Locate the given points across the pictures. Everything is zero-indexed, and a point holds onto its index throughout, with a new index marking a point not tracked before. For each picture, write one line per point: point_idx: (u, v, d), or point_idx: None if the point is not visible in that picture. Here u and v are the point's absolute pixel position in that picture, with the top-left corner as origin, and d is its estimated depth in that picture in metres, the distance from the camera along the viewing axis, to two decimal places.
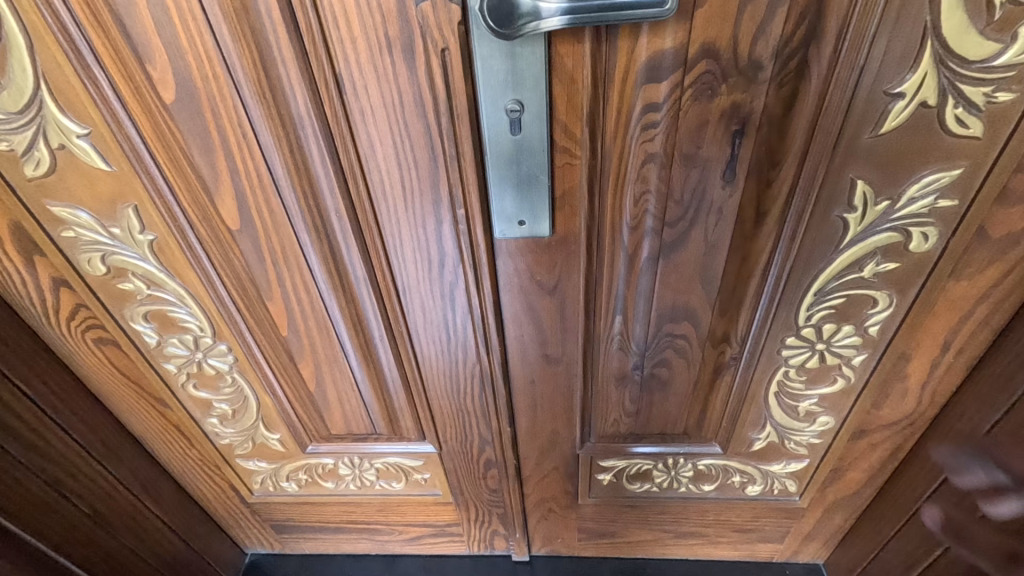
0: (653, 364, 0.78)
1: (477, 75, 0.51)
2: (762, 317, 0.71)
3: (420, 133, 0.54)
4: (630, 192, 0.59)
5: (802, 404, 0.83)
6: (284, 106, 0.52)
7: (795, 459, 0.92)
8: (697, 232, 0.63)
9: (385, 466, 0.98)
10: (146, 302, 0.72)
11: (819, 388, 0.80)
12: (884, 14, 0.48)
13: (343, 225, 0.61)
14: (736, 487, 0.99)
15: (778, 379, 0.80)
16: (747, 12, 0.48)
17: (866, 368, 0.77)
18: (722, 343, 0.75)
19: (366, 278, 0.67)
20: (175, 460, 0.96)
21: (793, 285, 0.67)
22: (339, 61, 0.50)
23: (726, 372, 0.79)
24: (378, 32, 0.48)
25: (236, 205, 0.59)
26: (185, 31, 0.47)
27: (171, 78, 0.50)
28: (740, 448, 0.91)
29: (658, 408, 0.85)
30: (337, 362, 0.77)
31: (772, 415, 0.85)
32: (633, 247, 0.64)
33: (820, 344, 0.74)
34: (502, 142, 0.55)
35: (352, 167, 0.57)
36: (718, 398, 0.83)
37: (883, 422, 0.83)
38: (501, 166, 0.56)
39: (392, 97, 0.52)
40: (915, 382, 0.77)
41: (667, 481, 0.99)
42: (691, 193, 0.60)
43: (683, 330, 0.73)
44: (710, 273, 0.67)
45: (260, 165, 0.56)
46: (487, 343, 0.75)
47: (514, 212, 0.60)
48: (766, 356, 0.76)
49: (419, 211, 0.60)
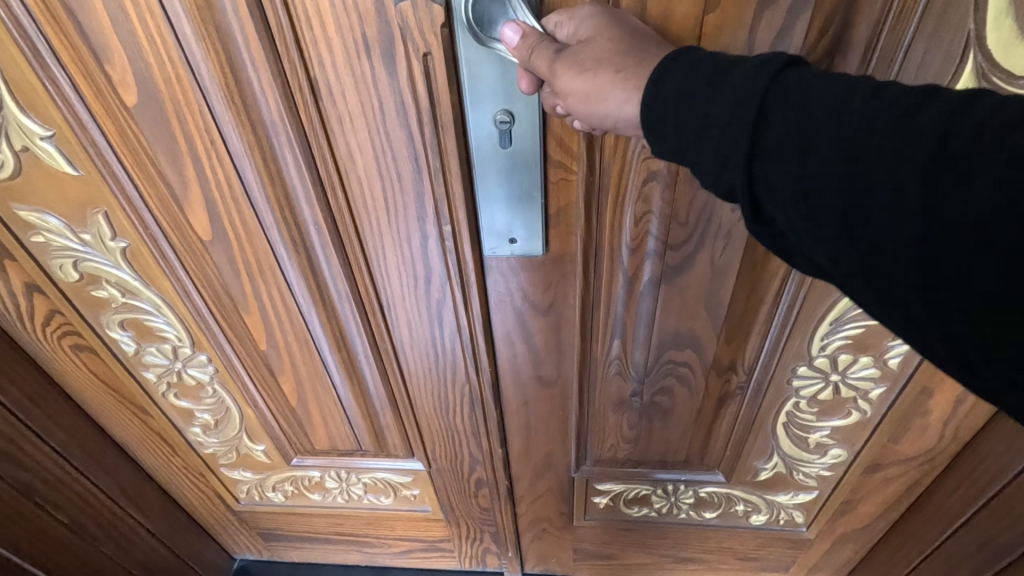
0: (653, 390, 0.73)
1: (464, 84, 0.46)
2: (773, 347, 0.66)
3: (402, 142, 0.50)
4: (632, 210, 0.55)
5: (812, 435, 0.78)
6: (254, 112, 0.48)
7: (803, 490, 0.87)
8: (703, 254, 0.58)
9: (373, 481, 0.95)
10: (122, 310, 0.69)
11: (831, 421, 0.75)
12: (923, 21, 0.43)
13: (322, 236, 0.57)
14: (740, 515, 0.94)
15: (788, 410, 0.75)
16: (764, 19, 0.45)
17: (884, 401, 0.72)
18: (728, 371, 0.70)
19: (349, 294, 0.63)
20: (159, 467, 0.94)
21: (807, 313, 0.62)
22: (314, 65, 0.46)
23: (732, 400, 0.74)
24: (355, 33, 0.44)
25: (207, 216, 0.55)
26: (145, 31, 0.43)
27: (132, 80, 0.46)
28: (745, 477, 0.86)
29: (657, 435, 0.80)
30: (319, 376, 0.72)
31: (779, 445, 0.80)
32: (633, 268, 0.59)
33: (834, 375, 0.69)
34: (493, 155, 0.50)
35: (330, 177, 0.53)
36: (722, 425, 0.78)
37: (900, 457, 0.78)
38: (492, 180, 0.52)
39: (371, 103, 0.48)
40: (937, 417, 0.72)
41: (666, 507, 0.94)
42: (696, 214, 0.55)
43: (685, 357, 0.69)
44: (716, 299, 0.62)
45: (231, 175, 0.52)
46: (477, 362, 0.71)
47: (504, 228, 0.56)
48: (775, 385, 0.71)
49: (403, 224, 0.56)
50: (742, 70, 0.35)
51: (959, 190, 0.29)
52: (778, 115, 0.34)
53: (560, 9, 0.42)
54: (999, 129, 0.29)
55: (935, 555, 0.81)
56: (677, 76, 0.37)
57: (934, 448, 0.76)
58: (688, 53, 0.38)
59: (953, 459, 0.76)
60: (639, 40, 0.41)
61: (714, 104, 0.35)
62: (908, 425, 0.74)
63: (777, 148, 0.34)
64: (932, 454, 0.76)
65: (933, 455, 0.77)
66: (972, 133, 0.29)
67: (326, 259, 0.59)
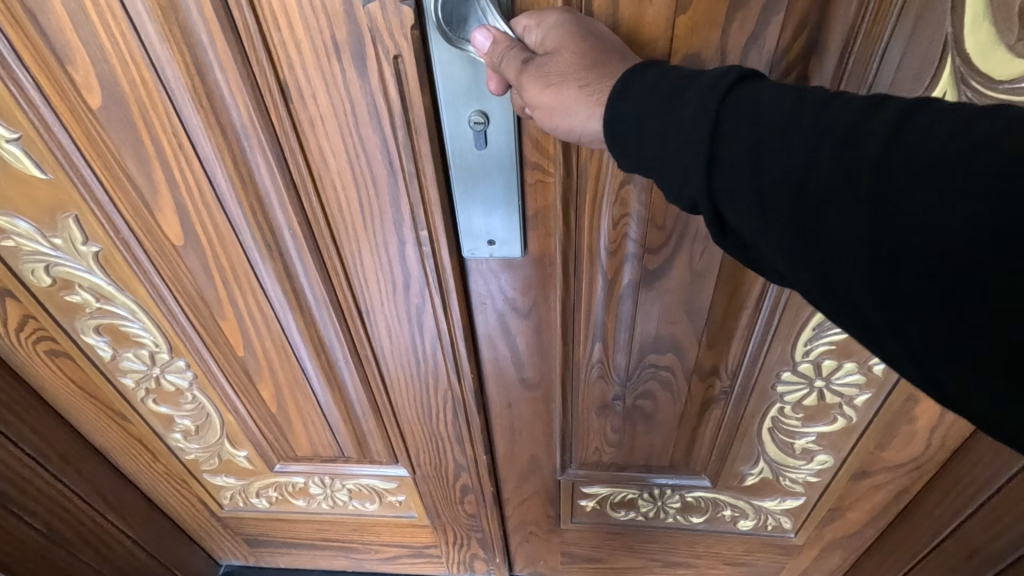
0: (635, 395, 0.73)
1: (437, 85, 0.45)
2: (755, 352, 0.66)
3: (376, 145, 0.49)
4: (608, 213, 0.54)
5: (798, 441, 0.77)
6: (223, 115, 0.47)
7: (790, 496, 0.86)
8: (682, 258, 0.57)
9: (358, 487, 0.94)
10: (96, 315, 0.68)
11: (817, 426, 0.75)
12: (898, 24, 0.43)
13: (297, 242, 0.56)
14: (727, 520, 0.94)
15: (773, 415, 0.74)
16: (737, 20, 0.44)
17: (869, 406, 0.71)
18: (710, 376, 0.70)
19: (327, 301, 0.62)
20: (141, 473, 0.93)
21: (789, 317, 0.62)
22: (284, 67, 0.45)
23: (715, 405, 0.74)
24: (324, 35, 0.43)
25: (178, 220, 0.54)
26: (107, 32, 0.42)
27: (96, 82, 0.45)
28: (731, 482, 0.86)
29: (641, 439, 0.80)
30: (299, 382, 0.71)
31: (765, 451, 0.80)
32: (612, 271, 0.58)
33: (819, 381, 0.69)
34: (467, 155, 0.49)
35: (304, 182, 0.52)
36: (707, 430, 0.78)
37: (886, 463, 0.78)
38: (468, 182, 0.51)
39: (342, 105, 0.47)
40: (924, 425, 0.72)
41: (653, 511, 0.93)
42: (675, 219, 0.54)
43: (667, 361, 0.68)
44: (696, 305, 0.62)
45: (201, 179, 0.51)
46: (459, 368, 0.70)
47: (483, 229, 0.55)
48: (759, 390, 0.71)
49: (380, 229, 0.55)
50: (698, 85, 0.37)
51: (899, 198, 0.30)
52: (732, 130, 0.35)
53: (529, 12, 0.42)
54: (936, 137, 0.30)
55: (924, 563, 0.80)
56: (639, 91, 0.39)
57: (921, 456, 0.75)
58: (648, 70, 0.39)
59: (941, 468, 0.76)
60: (604, 50, 0.41)
61: (673, 120, 0.37)
62: (895, 432, 0.73)
63: (733, 163, 0.35)
64: (920, 461, 0.76)
65: (921, 462, 0.76)
66: (911, 141, 0.30)
67: (302, 268, 0.59)
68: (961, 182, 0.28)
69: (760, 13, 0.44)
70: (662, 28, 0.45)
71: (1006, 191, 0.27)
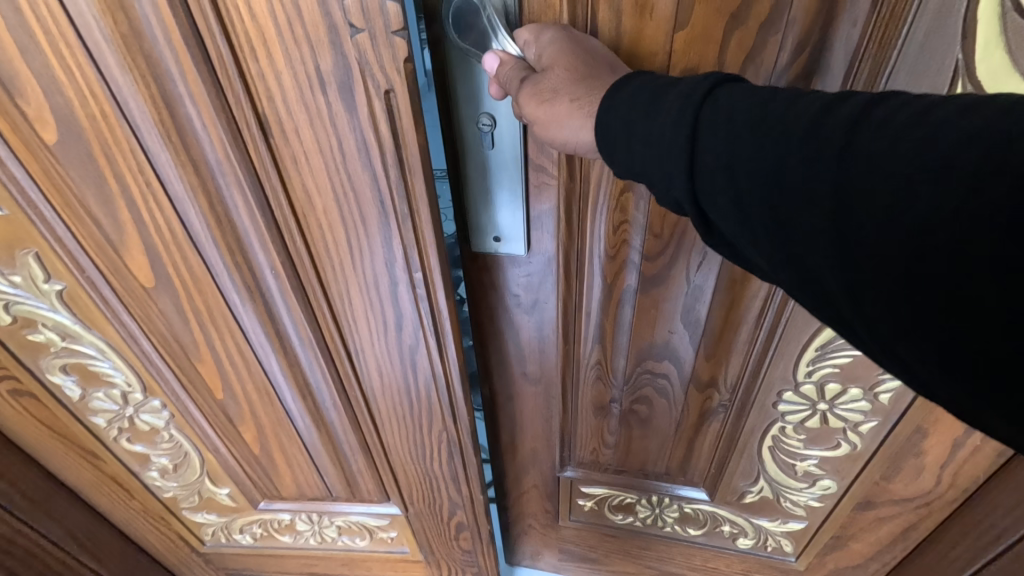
0: (631, 399, 0.81)
1: (448, 90, 0.50)
2: (757, 365, 0.72)
3: (365, 183, 0.44)
4: (606, 217, 0.59)
5: (799, 463, 0.84)
6: (196, 150, 0.42)
7: (792, 519, 0.93)
8: (679, 269, 0.63)
9: (347, 524, 0.89)
10: (63, 354, 0.63)
11: (818, 449, 0.81)
12: (904, 48, 0.43)
13: (279, 281, 0.51)
14: (726, 536, 1.02)
15: (774, 434, 0.81)
16: (735, 37, 0.45)
17: (875, 436, 0.76)
18: (707, 388, 0.77)
19: (313, 343, 0.57)
20: (116, 511, 0.87)
21: (788, 339, 0.68)
22: (263, 99, 0.40)
23: (713, 418, 0.82)
24: (307, 66, 0.38)
25: (148, 259, 0.49)
26: (61, 63, 0.38)
27: (50, 116, 0.40)
28: (729, 498, 0.94)
29: (637, 443, 0.89)
30: (283, 424, 0.66)
31: (765, 469, 0.87)
32: (616, 282, 0.65)
33: (821, 404, 0.74)
34: (475, 156, 0.54)
35: (286, 219, 0.47)
36: (705, 441, 0.86)
37: (891, 495, 0.82)
38: (477, 180, 0.56)
39: (325, 137, 0.42)
40: (932, 459, 0.75)
41: (650, 517, 1.03)
42: (671, 228, 0.59)
43: (664, 369, 0.76)
44: (693, 316, 0.68)
45: (172, 218, 0.46)
46: (454, 408, 0.65)
47: (490, 227, 0.61)
48: (759, 406, 0.77)
49: (370, 269, 0.51)
50: (679, 87, 0.39)
51: (865, 192, 0.30)
52: (711, 132, 0.36)
53: (530, 25, 0.45)
54: (896, 128, 0.30)
55: None
56: (626, 98, 0.41)
57: (932, 492, 0.78)
58: (635, 79, 0.42)
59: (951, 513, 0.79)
60: (595, 61, 0.44)
61: (658, 123, 0.38)
62: (901, 465, 0.77)
63: (712, 163, 0.36)
64: (930, 498, 0.79)
65: (931, 499, 0.79)
66: (873, 134, 0.31)
67: (283, 310, 0.54)
68: (920, 171, 0.29)
69: (759, 29, 0.44)
70: (661, 40, 0.46)
71: (961, 177, 0.28)
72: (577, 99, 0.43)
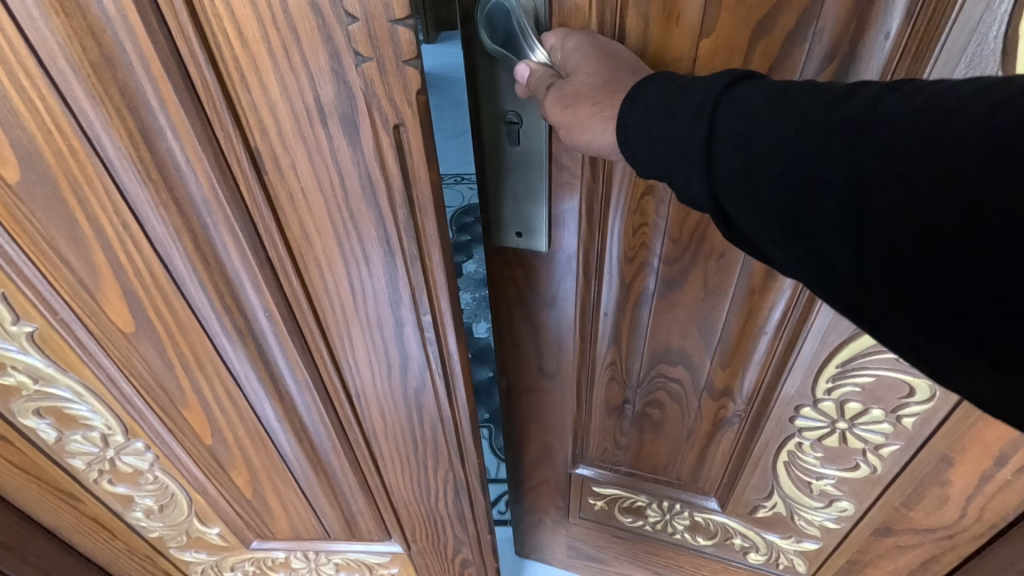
0: (644, 400, 0.81)
1: (478, 88, 0.52)
2: (774, 377, 0.71)
3: (370, 223, 0.40)
4: (625, 218, 0.61)
5: (815, 482, 0.81)
6: (178, 187, 0.38)
7: (807, 539, 0.91)
8: (697, 274, 0.64)
9: (345, 561, 0.84)
10: (36, 397, 0.58)
11: (834, 469, 0.78)
12: (940, 63, 0.40)
13: (273, 323, 0.47)
14: (737, 549, 1.01)
15: (790, 449, 0.79)
16: (760, 45, 0.44)
17: (896, 460, 0.73)
18: (722, 397, 0.77)
19: (310, 385, 0.53)
20: (98, 551, 0.81)
21: (808, 354, 0.66)
22: (254, 132, 0.36)
23: (728, 427, 0.81)
24: (306, 97, 0.34)
25: (125, 302, 0.44)
26: (21, 94, 0.33)
27: (10, 153, 0.35)
28: (741, 510, 0.93)
29: (649, 446, 0.89)
30: (278, 469, 0.62)
31: (780, 485, 0.85)
32: (637, 287, 0.67)
33: (840, 422, 0.72)
34: (502, 154, 0.56)
35: (282, 260, 0.43)
36: (718, 451, 0.86)
37: (913, 524, 0.79)
38: (502, 173, 0.58)
39: (325, 172, 0.38)
40: (958, 490, 0.72)
41: (660, 522, 1.03)
42: (691, 231, 0.60)
43: (678, 372, 0.76)
44: (709, 324, 0.69)
45: (151, 261, 0.41)
46: (462, 449, 0.61)
47: (512, 222, 0.62)
48: (774, 419, 0.76)
49: (374, 311, 0.47)
50: (698, 84, 0.38)
51: (877, 184, 0.29)
52: (728, 127, 0.36)
53: (558, 29, 0.45)
54: (909, 114, 0.29)
55: None
56: (647, 102, 0.40)
57: (956, 525, 0.76)
58: (657, 79, 0.41)
59: (977, 547, 0.77)
60: (616, 65, 0.44)
61: (675, 124, 0.38)
62: (924, 493, 0.75)
63: (727, 158, 0.36)
64: (954, 530, 0.77)
65: (955, 532, 0.77)
66: (882, 124, 0.30)
67: (275, 354, 0.50)
68: (931, 157, 0.28)
69: (784, 41, 0.43)
70: (685, 47, 0.45)
71: (972, 160, 0.27)
72: (599, 102, 0.43)
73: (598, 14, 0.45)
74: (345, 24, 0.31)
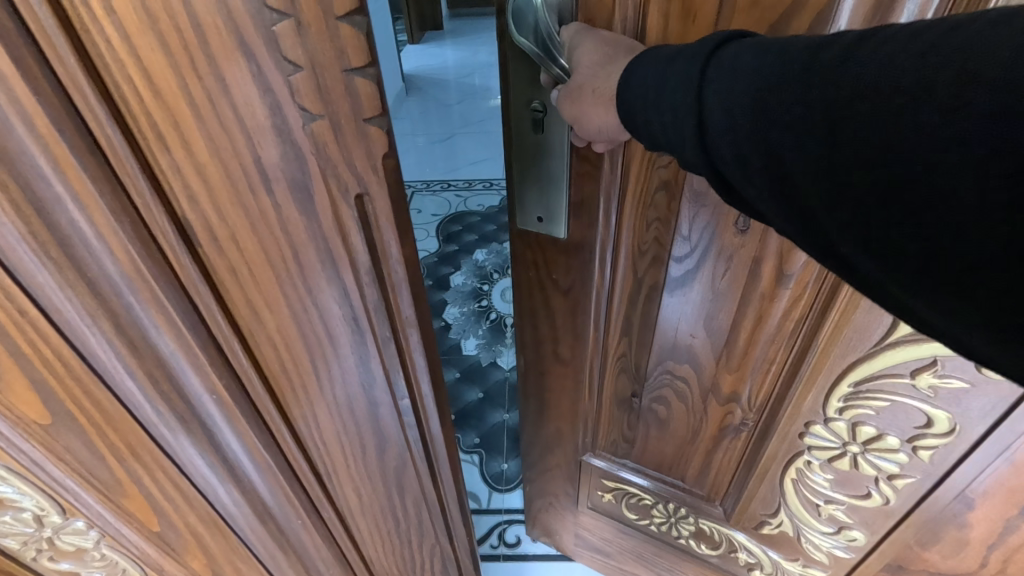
0: (651, 396, 0.79)
1: (509, 78, 0.57)
2: (784, 388, 0.67)
3: (333, 298, 0.36)
4: (634, 208, 0.61)
5: (824, 506, 0.76)
6: (88, 265, 0.29)
7: (813, 565, 0.86)
8: (705, 273, 0.63)
9: None
10: None
11: (847, 496, 0.73)
12: None
13: (224, 407, 0.40)
14: (742, 564, 0.96)
15: (798, 467, 0.74)
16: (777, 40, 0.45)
17: (911, 494, 0.67)
18: (728, 402, 0.74)
19: (271, 468, 0.46)
20: None
21: (821, 372, 0.62)
22: (181, 201, 0.28)
23: (729, 433, 0.78)
24: (239, 158, 0.28)
25: (37, 398, 0.34)
26: None
27: None
28: (747, 523, 0.88)
29: (653, 444, 0.87)
30: (239, 551, 0.53)
31: (787, 503, 0.80)
32: (650, 280, 0.66)
33: (852, 445, 0.67)
34: (527, 139, 0.60)
35: (229, 339, 0.35)
36: (720, 456, 0.82)
37: (927, 565, 0.74)
38: (526, 160, 0.62)
39: (273, 237, 0.31)
40: (978, 536, 0.67)
41: (666, 524, 0.99)
42: (699, 229, 0.59)
43: (683, 371, 0.74)
44: (715, 324, 0.67)
45: (65, 348, 0.32)
46: (444, 501, 0.63)
47: (532, 208, 0.65)
48: (782, 434, 0.72)
49: (348, 407, 0.44)
50: (687, 53, 0.40)
51: (856, 135, 0.30)
52: (715, 91, 0.37)
53: (573, 29, 0.50)
54: (883, 57, 0.29)
55: None
56: (644, 81, 0.43)
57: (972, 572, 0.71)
58: (650, 53, 0.44)
59: None
60: (613, 48, 0.48)
61: (668, 90, 0.40)
62: (941, 534, 0.69)
63: (713, 115, 0.37)
64: None
65: None
66: (860, 72, 0.30)
67: (227, 440, 0.43)
68: (904, 100, 0.28)
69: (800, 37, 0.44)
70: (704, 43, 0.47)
71: (940, 97, 0.27)
72: (598, 88, 0.48)
73: (620, 11, 0.48)
74: (286, 74, 0.26)
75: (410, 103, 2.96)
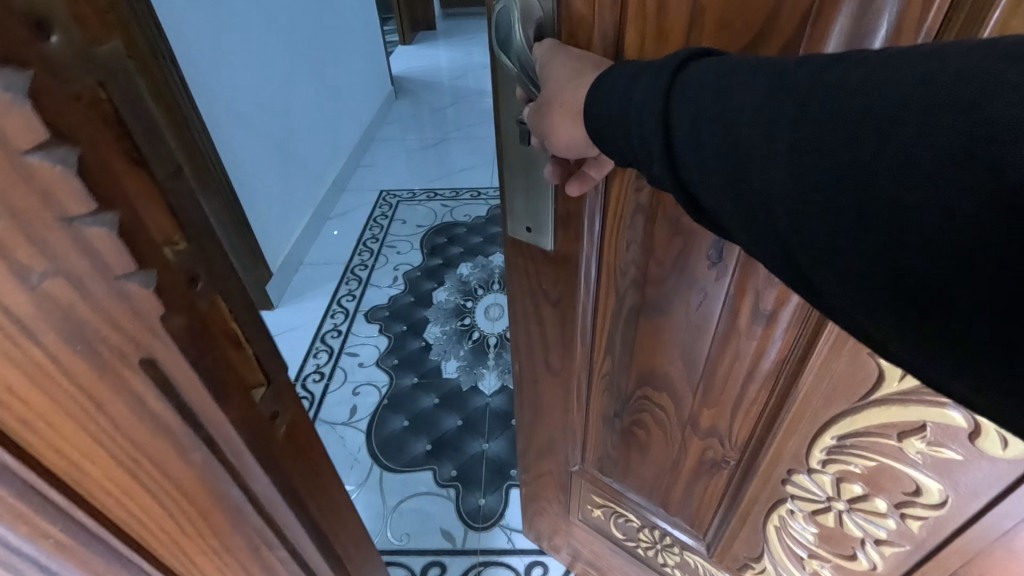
0: (631, 418, 0.72)
1: (496, 81, 0.49)
2: (764, 431, 0.60)
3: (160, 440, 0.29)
4: (607, 223, 0.53)
5: (808, 560, 0.68)
6: None
7: None
8: (680, 304, 0.56)
9: None
10: None
11: (832, 554, 0.64)
12: None
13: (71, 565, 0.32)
14: None
15: (779, 513, 0.66)
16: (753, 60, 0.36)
17: (897, 563, 0.58)
18: (706, 437, 0.66)
19: None
20: None
21: (803, 419, 0.55)
22: None
23: (710, 471, 0.70)
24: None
25: None
26: None
27: None
28: (730, 564, 0.80)
29: (634, 466, 0.80)
30: None
31: (770, 550, 0.72)
32: (632, 302, 0.59)
33: (838, 503, 0.59)
34: (515, 148, 0.53)
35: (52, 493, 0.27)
36: (699, 488, 0.74)
37: None
38: (515, 168, 0.54)
39: (54, 378, 0.24)
40: None
41: (652, 551, 0.92)
42: (672, 256, 0.52)
43: (662, 401, 0.67)
44: (693, 353, 0.59)
45: None
46: None
47: (523, 216, 0.58)
48: (765, 478, 0.64)
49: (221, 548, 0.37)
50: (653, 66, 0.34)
51: (831, 160, 0.26)
52: (684, 110, 0.32)
53: (549, 45, 0.42)
54: (856, 79, 0.26)
55: None
56: (607, 92, 0.36)
57: None
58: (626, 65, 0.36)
59: None
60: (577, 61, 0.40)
61: (632, 110, 0.34)
62: None
63: (682, 137, 0.32)
64: None
65: None
66: (830, 94, 0.27)
67: None
68: (880, 125, 0.25)
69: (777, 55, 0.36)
70: None
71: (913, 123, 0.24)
72: (567, 103, 0.40)
73: (599, 23, 0.40)
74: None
75: (404, 104, 2.90)
